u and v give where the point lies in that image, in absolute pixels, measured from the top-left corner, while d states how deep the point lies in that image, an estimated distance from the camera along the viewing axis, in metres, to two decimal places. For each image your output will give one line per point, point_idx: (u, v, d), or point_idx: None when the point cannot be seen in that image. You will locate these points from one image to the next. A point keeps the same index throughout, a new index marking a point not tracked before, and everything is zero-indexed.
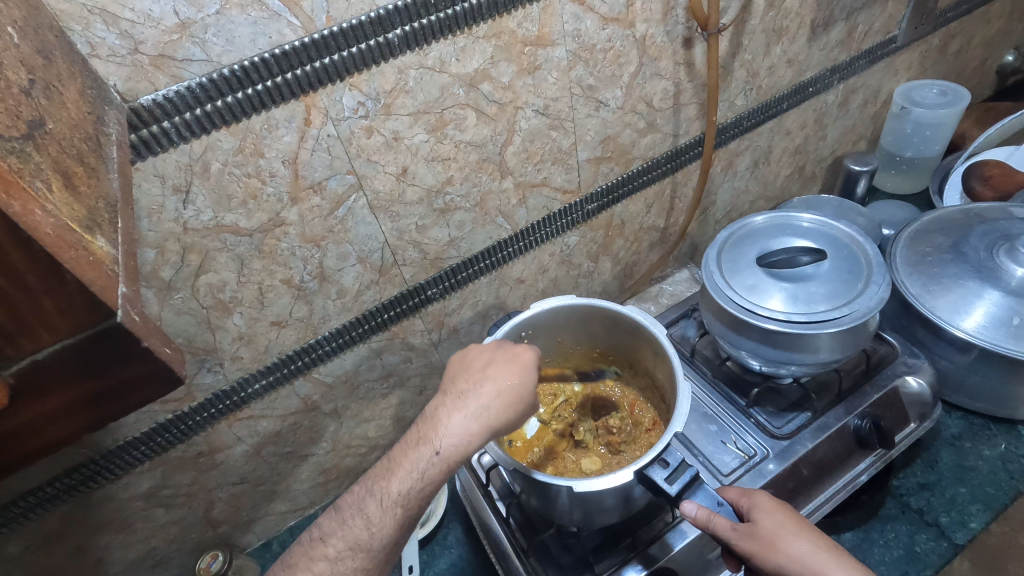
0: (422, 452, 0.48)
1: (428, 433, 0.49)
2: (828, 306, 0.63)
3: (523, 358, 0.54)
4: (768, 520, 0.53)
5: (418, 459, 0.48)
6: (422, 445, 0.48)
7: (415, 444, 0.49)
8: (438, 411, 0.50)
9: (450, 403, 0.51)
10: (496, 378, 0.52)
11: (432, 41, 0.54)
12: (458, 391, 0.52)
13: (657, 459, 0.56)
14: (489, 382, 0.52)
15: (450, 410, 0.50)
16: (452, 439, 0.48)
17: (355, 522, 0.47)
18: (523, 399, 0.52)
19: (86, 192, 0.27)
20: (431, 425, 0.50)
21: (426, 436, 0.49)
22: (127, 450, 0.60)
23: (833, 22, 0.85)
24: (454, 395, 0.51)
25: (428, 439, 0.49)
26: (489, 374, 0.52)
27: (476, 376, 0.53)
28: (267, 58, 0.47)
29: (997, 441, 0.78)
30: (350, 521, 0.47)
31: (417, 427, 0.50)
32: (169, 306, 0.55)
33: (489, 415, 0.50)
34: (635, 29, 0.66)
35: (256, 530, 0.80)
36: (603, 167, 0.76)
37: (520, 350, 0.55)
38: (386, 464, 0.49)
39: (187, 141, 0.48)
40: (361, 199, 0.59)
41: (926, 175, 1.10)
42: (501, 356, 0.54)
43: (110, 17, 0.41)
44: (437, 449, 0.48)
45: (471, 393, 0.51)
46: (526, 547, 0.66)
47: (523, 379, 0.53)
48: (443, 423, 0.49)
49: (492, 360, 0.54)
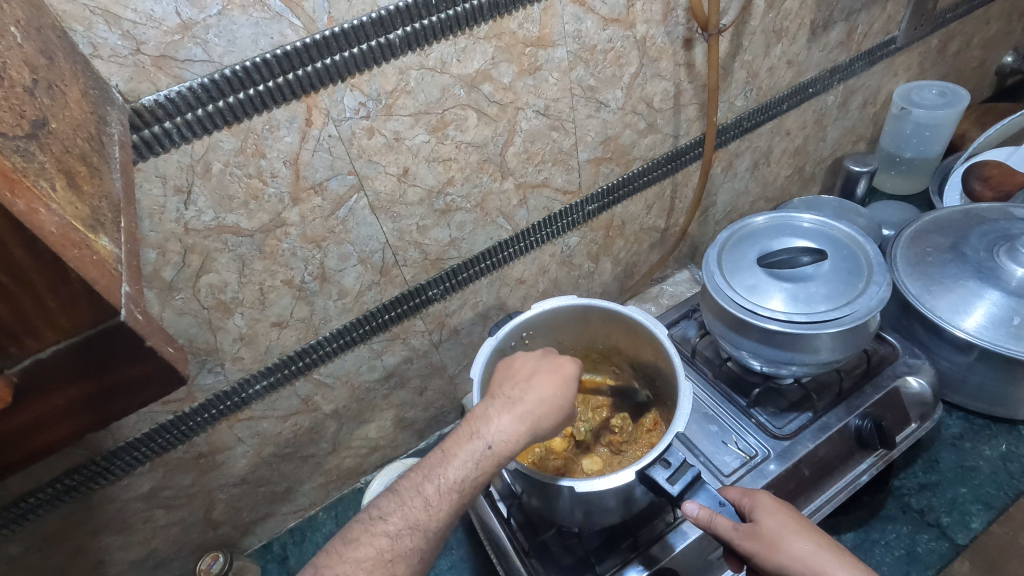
0: (475, 445, 0.48)
1: (480, 427, 0.49)
2: (829, 306, 0.64)
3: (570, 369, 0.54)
4: (770, 520, 0.53)
5: (473, 450, 0.48)
6: (475, 439, 0.48)
7: (468, 436, 0.49)
8: (489, 408, 0.50)
9: (501, 401, 0.51)
10: (547, 379, 0.52)
11: (433, 41, 0.54)
12: (507, 390, 0.52)
13: (659, 459, 0.56)
14: (540, 383, 0.52)
15: (502, 408, 0.50)
16: (505, 434, 0.49)
17: (414, 503, 0.46)
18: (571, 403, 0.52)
19: (88, 191, 0.27)
20: (481, 421, 0.50)
21: (478, 430, 0.49)
22: (128, 450, 0.60)
23: (833, 23, 0.85)
24: (504, 394, 0.52)
25: (481, 433, 0.49)
26: (539, 376, 0.53)
27: (524, 378, 0.53)
28: (268, 58, 0.47)
29: (998, 441, 0.78)
30: (410, 502, 0.46)
31: (466, 422, 0.50)
32: (171, 307, 0.55)
33: (540, 415, 0.50)
34: (635, 30, 0.67)
35: (256, 532, 0.80)
36: (603, 168, 0.76)
37: (561, 362, 0.55)
38: (440, 453, 0.48)
39: (189, 141, 0.48)
40: (362, 200, 0.59)
41: (925, 175, 1.10)
42: (550, 361, 0.55)
43: (112, 18, 0.41)
44: (490, 443, 0.48)
45: (523, 392, 0.51)
46: (527, 547, 0.66)
47: (569, 390, 0.53)
48: (496, 419, 0.49)
49: (536, 370, 0.54)
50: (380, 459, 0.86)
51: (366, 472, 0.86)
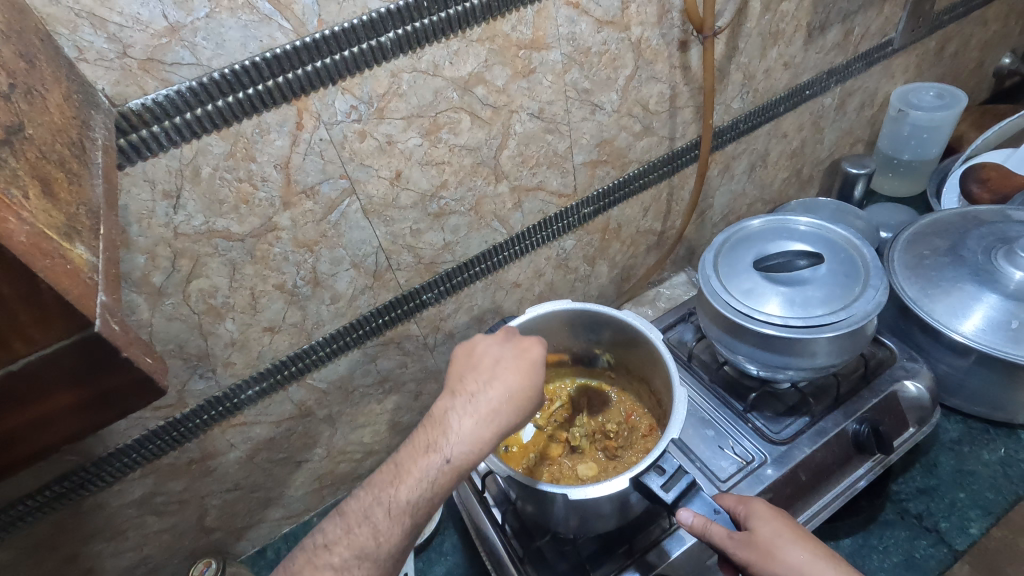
0: (431, 460, 0.47)
1: (436, 440, 0.48)
2: (825, 310, 0.63)
3: (531, 354, 0.54)
4: (765, 528, 0.52)
5: (428, 467, 0.47)
6: (431, 453, 0.47)
7: (424, 451, 0.48)
8: (447, 415, 0.50)
9: (459, 408, 0.50)
10: (503, 382, 0.51)
11: (425, 44, 0.54)
12: (465, 395, 0.51)
13: (653, 465, 0.56)
14: (497, 386, 0.51)
15: (460, 416, 0.49)
16: (462, 447, 0.48)
17: (362, 531, 0.45)
18: (529, 405, 0.52)
19: (65, 199, 0.26)
20: (439, 431, 0.49)
21: (435, 444, 0.48)
22: (118, 457, 0.59)
23: (830, 25, 0.85)
24: (461, 399, 0.51)
25: (438, 447, 0.48)
26: (497, 373, 0.53)
27: (482, 379, 0.52)
28: (257, 61, 0.47)
29: (997, 445, 0.77)
30: (357, 529, 0.46)
31: (423, 433, 0.49)
32: (160, 312, 0.54)
33: (498, 421, 0.50)
34: (630, 32, 0.66)
35: (250, 538, 0.80)
36: (599, 171, 0.76)
37: (527, 345, 0.55)
38: (393, 470, 0.47)
39: (178, 145, 0.47)
40: (355, 203, 0.59)
41: (923, 177, 1.10)
42: (509, 352, 0.55)
43: (97, 21, 0.40)
44: (447, 457, 0.47)
45: (480, 397, 0.51)
46: (522, 554, 0.65)
47: (531, 380, 0.53)
48: (452, 430, 0.48)
49: (499, 359, 0.54)
50: (375, 464, 0.85)
51: (361, 477, 0.85)
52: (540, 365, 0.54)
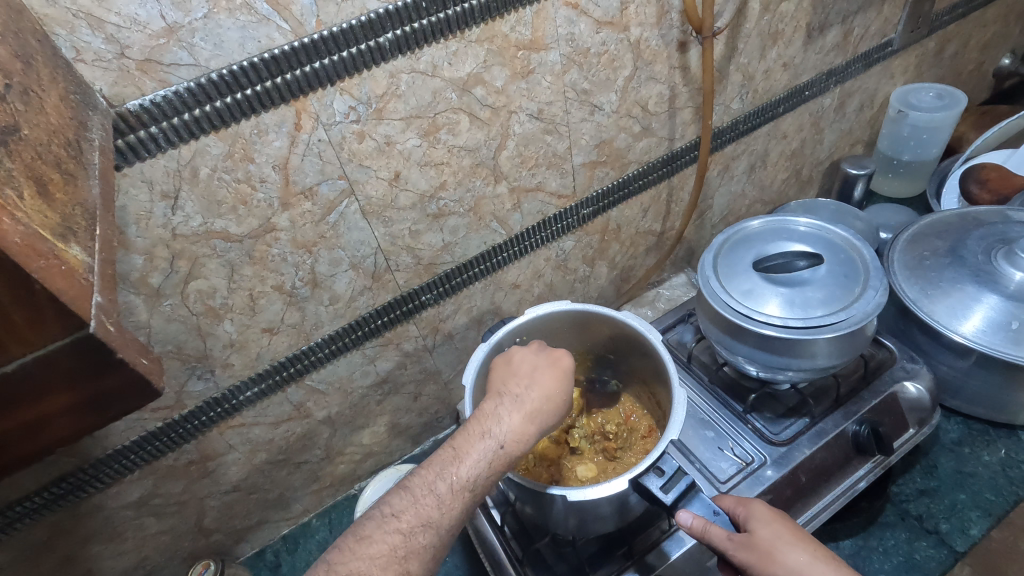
0: (487, 444, 0.48)
1: (490, 427, 0.49)
2: (826, 311, 0.63)
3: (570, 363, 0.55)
4: (765, 530, 0.52)
5: (485, 450, 0.47)
6: (486, 438, 0.48)
7: (479, 435, 0.48)
8: (498, 406, 0.50)
9: (510, 399, 0.51)
10: (551, 376, 0.53)
11: (424, 44, 0.54)
12: (514, 389, 0.52)
13: (653, 467, 0.55)
14: (543, 382, 0.52)
15: (512, 407, 0.50)
16: (515, 435, 0.49)
17: (426, 502, 0.45)
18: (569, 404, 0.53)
19: (61, 200, 0.26)
20: (491, 420, 0.49)
21: (489, 430, 0.48)
22: (118, 458, 0.59)
23: (829, 25, 0.85)
24: (512, 392, 0.51)
25: (492, 432, 0.48)
26: (539, 376, 0.53)
27: (528, 375, 0.53)
28: (256, 62, 0.47)
29: (997, 447, 0.77)
30: (423, 500, 0.45)
31: (472, 422, 0.49)
32: (159, 314, 0.54)
33: (547, 413, 0.51)
34: (629, 33, 0.66)
35: (250, 539, 0.80)
36: (598, 172, 0.75)
37: (559, 354, 0.55)
38: (451, 451, 0.47)
39: (176, 146, 0.47)
40: (353, 204, 0.59)
41: (923, 178, 1.10)
42: (543, 360, 0.54)
43: (95, 22, 0.40)
44: (501, 443, 0.48)
45: (530, 390, 0.52)
46: (521, 555, 0.65)
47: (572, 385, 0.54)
48: (506, 418, 0.49)
49: (537, 365, 0.54)
50: (374, 465, 0.85)
51: (360, 478, 0.85)
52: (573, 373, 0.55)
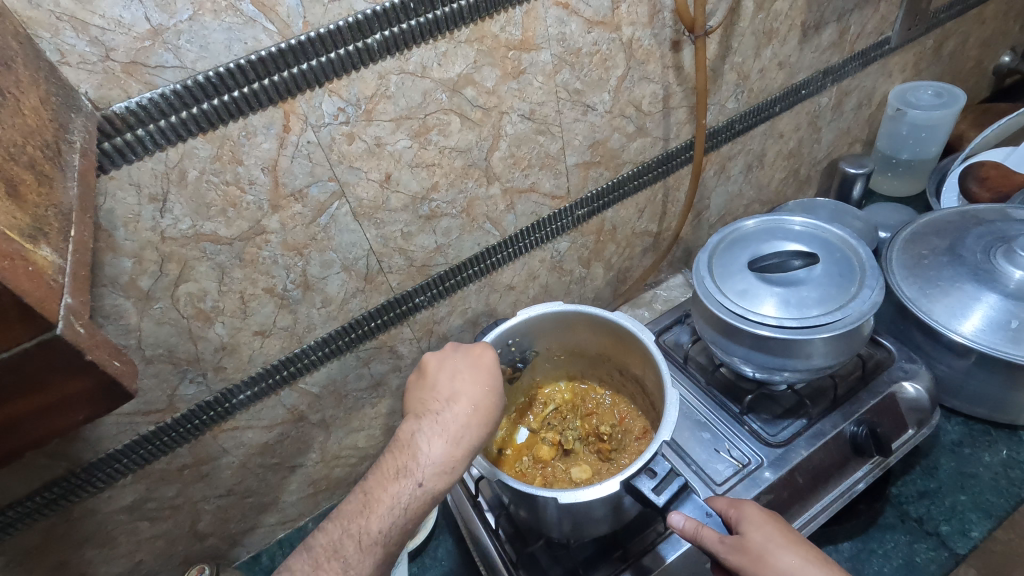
0: (403, 486, 0.48)
1: (406, 465, 0.49)
2: (821, 311, 0.62)
3: (483, 363, 0.56)
4: (756, 531, 0.51)
5: (400, 493, 0.48)
6: (402, 479, 0.48)
7: (394, 477, 0.48)
8: (416, 438, 0.51)
9: (427, 429, 0.51)
10: (466, 393, 0.54)
11: (412, 45, 0.54)
12: (430, 416, 0.52)
13: (645, 468, 0.55)
14: (460, 400, 0.53)
15: (429, 437, 0.51)
16: (433, 468, 0.49)
17: (331, 565, 0.46)
18: (494, 411, 0.54)
19: (33, 201, 0.26)
20: (409, 455, 0.50)
21: (404, 469, 0.49)
22: (110, 462, 0.59)
23: (825, 23, 0.84)
24: (428, 420, 0.52)
25: (409, 472, 0.49)
26: (456, 392, 0.54)
27: (444, 393, 0.54)
28: (242, 64, 0.47)
29: (998, 447, 0.76)
30: (326, 564, 0.46)
31: (389, 460, 0.50)
32: (149, 317, 0.54)
33: (468, 436, 0.51)
34: (621, 33, 0.66)
35: (245, 543, 0.79)
36: (592, 172, 0.75)
37: (480, 351, 0.58)
38: (362, 500, 0.48)
39: (163, 148, 0.47)
40: (344, 206, 0.59)
41: (923, 177, 1.09)
42: (464, 363, 0.57)
43: (79, 24, 0.40)
44: (419, 481, 0.48)
45: (444, 416, 0.52)
46: (515, 558, 0.65)
47: (489, 391, 0.54)
48: (422, 453, 0.49)
49: (457, 370, 0.56)
50: (370, 468, 0.85)
51: (356, 482, 0.85)
52: (497, 370, 0.57)
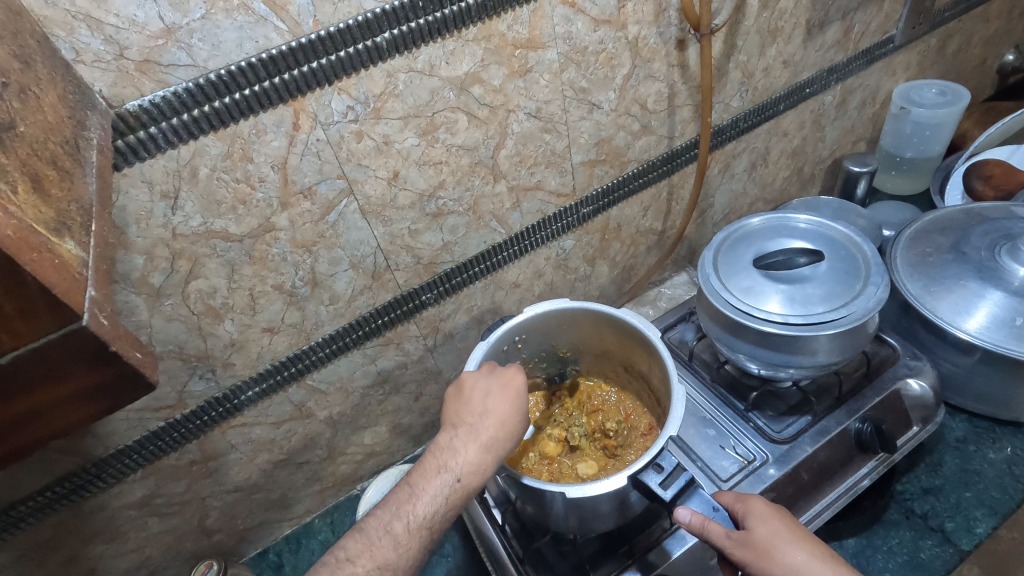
0: (444, 479, 0.49)
1: (447, 460, 0.50)
2: (827, 308, 0.63)
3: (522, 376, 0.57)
4: (762, 527, 0.52)
5: (441, 486, 0.49)
6: (443, 472, 0.50)
7: (436, 470, 0.50)
8: (454, 438, 0.52)
9: (466, 431, 0.52)
10: (502, 403, 0.54)
11: (421, 44, 0.54)
12: (469, 419, 0.53)
13: (652, 463, 0.56)
14: (498, 406, 0.54)
15: (467, 437, 0.52)
16: (472, 466, 0.50)
17: (382, 545, 0.46)
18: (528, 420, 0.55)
19: (56, 195, 0.27)
20: (449, 452, 0.51)
21: (445, 463, 0.50)
22: (121, 457, 0.60)
23: (829, 22, 0.84)
24: (466, 423, 0.53)
25: (449, 466, 0.50)
26: (494, 397, 0.55)
27: (478, 408, 0.54)
28: (253, 62, 0.47)
29: (1003, 444, 0.76)
30: (378, 542, 0.46)
31: (429, 455, 0.51)
32: (160, 313, 0.54)
33: (504, 440, 0.53)
34: (626, 32, 0.66)
35: (252, 539, 0.80)
36: (598, 170, 0.75)
37: (511, 375, 0.57)
38: (407, 489, 0.49)
39: (175, 146, 0.47)
40: (352, 204, 0.59)
41: (926, 175, 1.09)
42: (495, 384, 0.56)
43: (94, 23, 0.41)
44: (459, 476, 0.50)
45: (484, 420, 0.53)
46: (522, 554, 0.65)
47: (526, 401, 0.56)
48: (462, 451, 0.51)
49: (489, 390, 0.55)
50: (377, 465, 0.85)
51: (362, 479, 0.85)
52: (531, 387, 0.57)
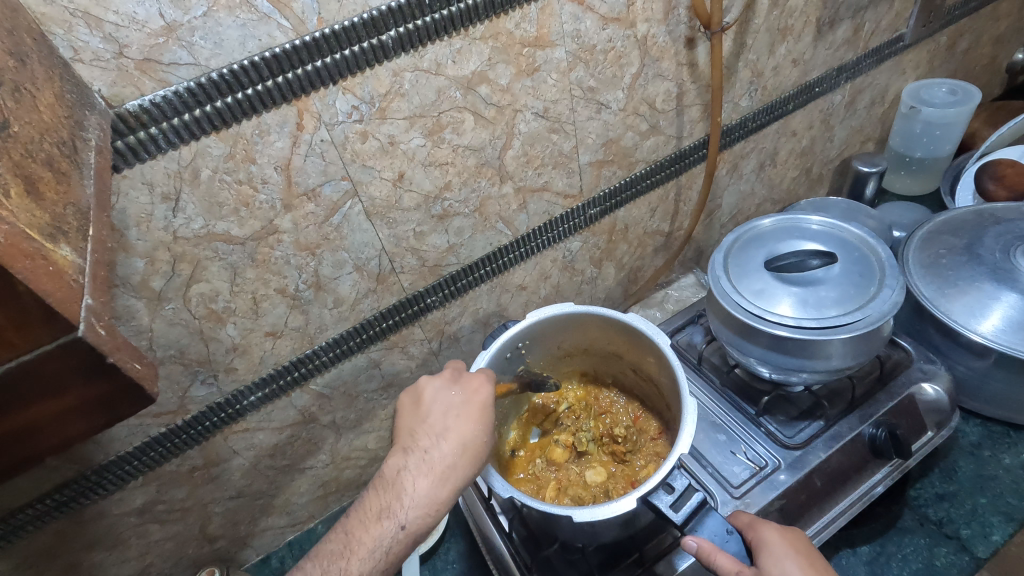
0: (385, 528, 0.48)
1: (389, 506, 0.49)
2: (840, 311, 0.61)
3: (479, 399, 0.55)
4: (773, 566, 0.50)
5: (382, 536, 0.48)
6: (384, 520, 0.48)
7: (377, 518, 0.49)
8: (400, 476, 0.50)
9: (413, 467, 0.51)
10: (459, 432, 0.53)
11: (427, 42, 0.53)
12: (418, 453, 0.52)
13: (662, 483, 0.55)
14: (451, 437, 0.52)
15: (414, 475, 0.50)
16: (417, 511, 0.49)
17: None
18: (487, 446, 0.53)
19: (52, 199, 0.26)
20: (393, 494, 0.50)
21: (388, 509, 0.49)
22: (120, 465, 0.59)
23: (839, 20, 0.83)
24: (415, 458, 0.51)
25: (392, 513, 0.49)
26: (450, 426, 0.53)
27: (434, 432, 0.53)
28: (257, 61, 0.46)
29: (1018, 449, 0.75)
30: None
31: (373, 499, 0.50)
32: (161, 318, 0.53)
33: (457, 474, 0.51)
34: (636, 30, 0.65)
35: (254, 545, 0.79)
36: (605, 171, 0.74)
37: (476, 387, 0.56)
38: (343, 541, 0.48)
39: (176, 147, 0.46)
40: (357, 206, 0.58)
41: (936, 175, 1.08)
42: (458, 401, 0.55)
43: (93, 20, 0.39)
44: (402, 524, 0.48)
45: (433, 453, 0.51)
46: (530, 562, 0.64)
47: (484, 426, 0.54)
48: (406, 494, 0.49)
49: (450, 408, 0.54)
50: None
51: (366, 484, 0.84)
52: (491, 408, 0.55)
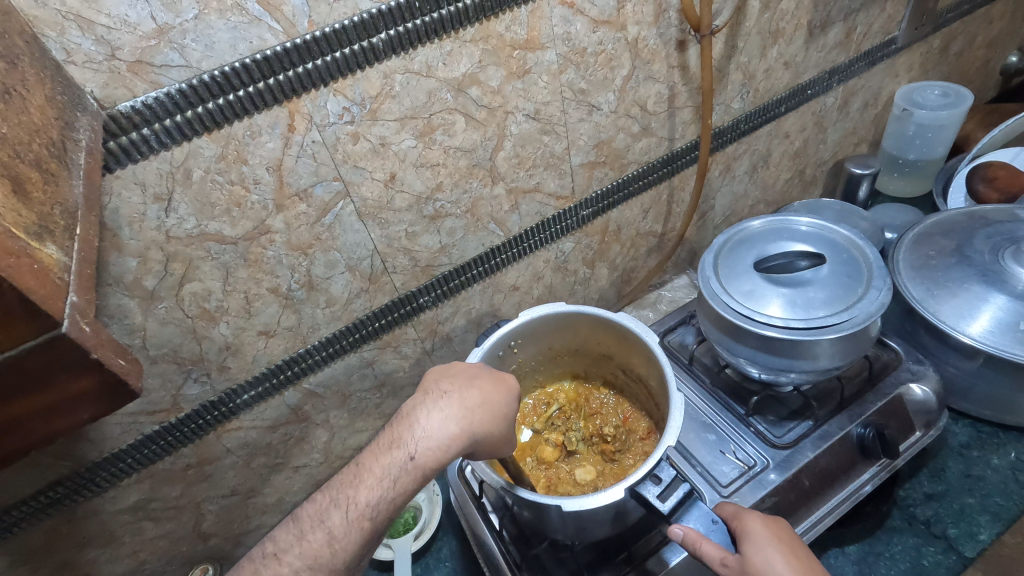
0: (396, 457, 0.47)
1: (402, 437, 0.49)
2: (828, 312, 0.62)
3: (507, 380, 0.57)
4: (755, 555, 0.50)
5: (390, 466, 0.47)
6: (395, 450, 0.48)
7: (388, 448, 0.48)
8: (416, 411, 0.51)
9: (430, 405, 0.51)
10: (481, 385, 0.54)
11: (418, 44, 0.54)
12: (436, 396, 0.52)
13: (649, 475, 0.55)
14: (473, 386, 0.54)
15: (429, 411, 0.51)
16: (428, 444, 0.48)
17: (314, 537, 0.44)
18: (502, 404, 0.54)
19: (38, 198, 0.26)
20: (407, 427, 0.49)
21: (399, 440, 0.48)
22: (113, 462, 0.59)
23: (831, 23, 0.84)
24: (433, 398, 0.52)
25: (403, 444, 0.48)
26: (474, 380, 0.54)
27: (455, 383, 0.54)
28: (248, 63, 0.47)
29: (1007, 450, 0.75)
30: (310, 536, 0.44)
31: (388, 433, 0.49)
32: (154, 317, 0.54)
33: (471, 417, 0.51)
34: (626, 32, 0.65)
35: (248, 544, 0.79)
36: (597, 172, 0.75)
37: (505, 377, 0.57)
38: (353, 471, 0.48)
39: (168, 147, 0.47)
40: (348, 206, 0.58)
41: (928, 177, 1.08)
42: (486, 371, 0.57)
43: (85, 23, 0.40)
44: (411, 455, 0.48)
45: (451, 397, 0.52)
46: (519, 560, 0.64)
47: (505, 391, 0.55)
48: (419, 426, 0.49)
49: (478, 372, 0.56)
50: None
51: None
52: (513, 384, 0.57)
